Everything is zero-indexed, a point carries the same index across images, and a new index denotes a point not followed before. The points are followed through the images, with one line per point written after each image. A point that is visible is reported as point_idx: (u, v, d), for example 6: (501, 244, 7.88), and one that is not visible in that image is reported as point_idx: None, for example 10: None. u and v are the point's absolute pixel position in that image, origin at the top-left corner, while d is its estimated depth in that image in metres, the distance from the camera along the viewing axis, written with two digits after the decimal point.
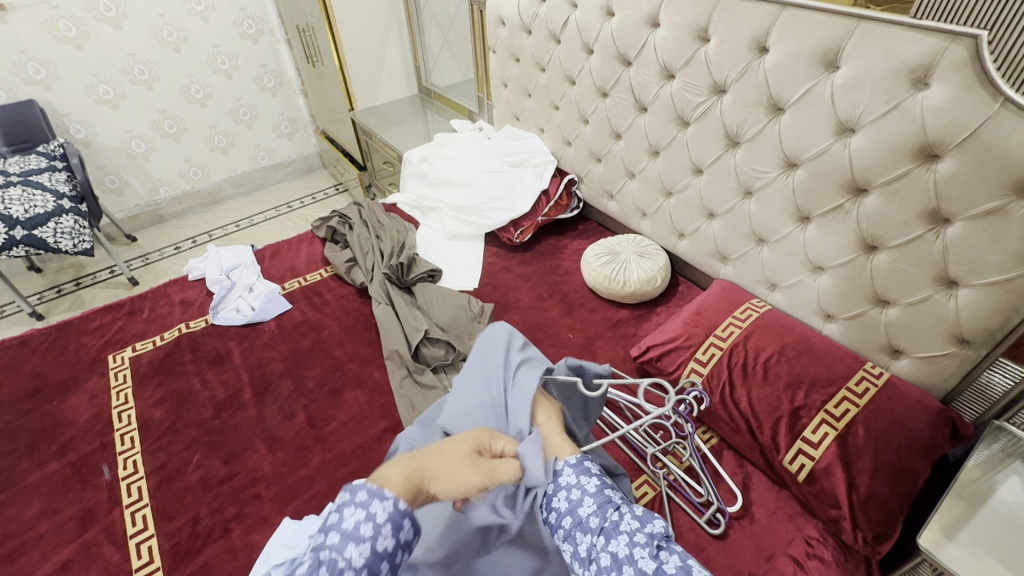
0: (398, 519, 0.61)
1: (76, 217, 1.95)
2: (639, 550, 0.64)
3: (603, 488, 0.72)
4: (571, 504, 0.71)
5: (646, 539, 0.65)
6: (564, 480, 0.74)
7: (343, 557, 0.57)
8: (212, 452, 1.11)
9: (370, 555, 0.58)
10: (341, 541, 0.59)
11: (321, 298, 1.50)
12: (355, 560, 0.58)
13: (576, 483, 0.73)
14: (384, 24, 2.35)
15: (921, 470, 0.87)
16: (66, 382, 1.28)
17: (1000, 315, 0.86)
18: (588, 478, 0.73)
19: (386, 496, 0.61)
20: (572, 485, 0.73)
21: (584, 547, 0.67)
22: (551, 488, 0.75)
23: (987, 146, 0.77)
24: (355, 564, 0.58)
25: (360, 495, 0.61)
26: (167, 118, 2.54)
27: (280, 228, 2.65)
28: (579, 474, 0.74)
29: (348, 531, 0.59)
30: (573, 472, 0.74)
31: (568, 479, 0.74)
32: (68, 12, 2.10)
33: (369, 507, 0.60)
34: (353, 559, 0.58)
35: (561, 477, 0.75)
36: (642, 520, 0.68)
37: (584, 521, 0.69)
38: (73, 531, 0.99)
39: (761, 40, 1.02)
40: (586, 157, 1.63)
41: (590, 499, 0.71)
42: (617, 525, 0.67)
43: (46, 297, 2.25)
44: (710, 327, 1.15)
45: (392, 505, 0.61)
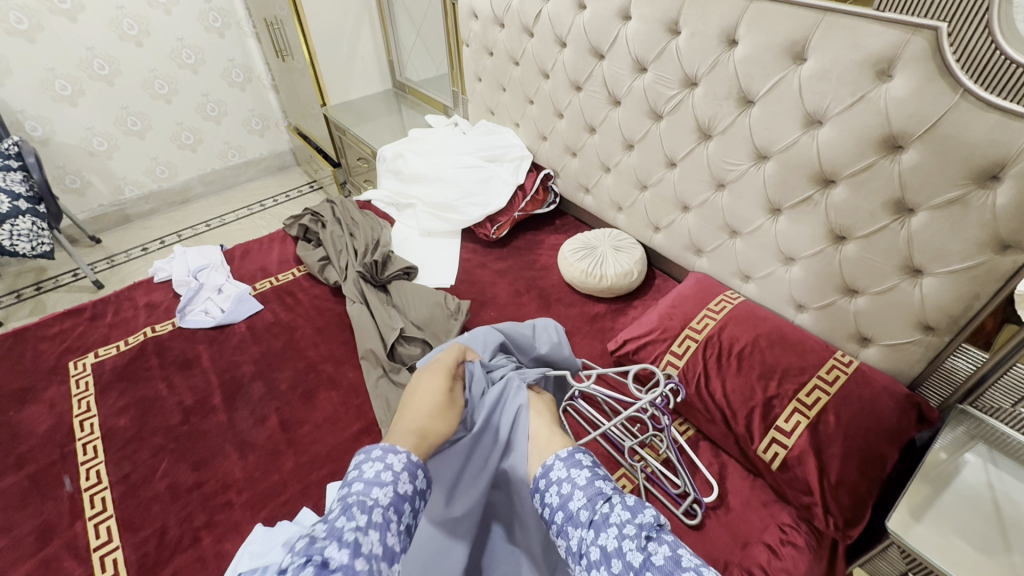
0: (412, 469, 0.70)
1: (34, 219, 1.87)
2: (628, 543, 0.61)
3: (594, 480, 0.70)
4: (562, 499, 0.70)
5: (636, 530, 0.63)
6: (555, 475, 0.73)
7: (370, 497, 0.64)
8: (180, 459, 1.08)
9: (395, 496, 0.66)
10: (365, 487, 0.65)
11: (294, 298, 1.47)
12: (382, 499, 0.64)
13: (567, 477, 0.72)
14: (355, 17, 2.30)
15: (889, 454, 0.89)
16: (24, 392, 1.23)
17: (962, 303, 0.88)
18: (579, 472, 0.72)
19: (399, 450, 0.71)
20: (563, 479, 0.72)
21: (575, 542, 0.65)
22: (543, 484, 0.73)
23: (947, 138, 0.79)
24: (382, 503, 0.64)
25: (375, 453, 0.70)
26: (130, 114, 2.45)
27: (252, 226, 2.59)
28: (570, 467, 0.73)
29: (370, 478, 0.66)
30: (563, 466, 0.74)
31: (559, 474, 0.73)
32: (19, 4, 2.01)
33: (386, 458, 0.69)
34: (380, 498, 0.64)
35: (552, 472, 0.74)
36: (633, 509, 0.66)
37: (574, 515, 0.67)
38: (32, 547, 0.95)
39: (730, 32, 1.02)
40: (561, 152, 1.62)
41: (580, 492, 0.69)
42: (608, 516, 0.65)
43: (4, 302, 2.16)
44: (686, 319, 1.16)
45: (405, 457, 0.71)
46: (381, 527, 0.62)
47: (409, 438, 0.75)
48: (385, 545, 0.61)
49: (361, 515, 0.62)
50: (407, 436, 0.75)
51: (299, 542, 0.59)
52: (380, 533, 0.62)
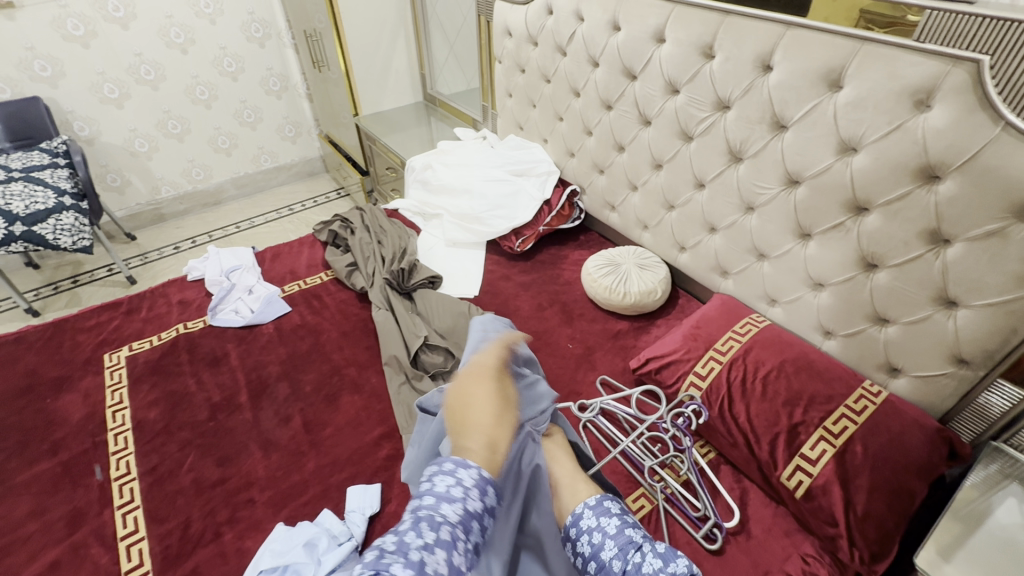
0: (481, 486, 0.73)
1: (77, 215, 1.94)
2: None
3: (624, 529, 0.76)
4: (594, 548, 0.76)
5: None
6: (585, 523, 0.80)
7: (439, 513, 0.66)
8: (206, 455, 1.10)
9: (463, 513, 0.68)
10: (435, 501, 0.68)
11: (321, 301, 1.50)
12: (450, 515, 0.67)
13: (597, 526, 0.78)
14: (391, 32, 2.37)
15: (918, 489, 0.86)
16: (61, 380, 1.27)
17: (999, 337, 0.86)
18: (609, 520, 0.78)
19: (469, 466, 0.74)
20: (593, 528, 0.78)
21: None
22: (574, 532, 0.79)
23: (986, 170, 0.78)
24: (451, 520, 0.66)
25: (448, 467, 0.74)
26: (171, 118, 2.54)
27: (280, 230, 2.65)
28: (599, 515, 0.80)
29: (441, 493, 0.69)
30: (593, 515, 0.80)
31: (590, 523, 0.79)
32: (77, 11, 2.11)
33: (456, 473, 0.72)
34: (449, 515, 0.67)
35: (583, 520, 0.80)
36: (664, 558, 0.72)
37: (607, 564, 0.73)
38: (62, 532, 0.97)
39: (765, 58, 1.03)
40: (588, 169, 1.64)
41: (611, 540, 0.75)
42: (640, 564, 0.71)
43: (43, 293, 2.24)
44: (710, 341, 1.15)
45: (475, 473, 0.74)
46: (449, 544, 0.64)
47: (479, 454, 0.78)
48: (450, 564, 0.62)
49: (429, 531, 0.64)
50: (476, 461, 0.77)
51: (369, 553, 0.61)
52: (445, 551, 0.63)
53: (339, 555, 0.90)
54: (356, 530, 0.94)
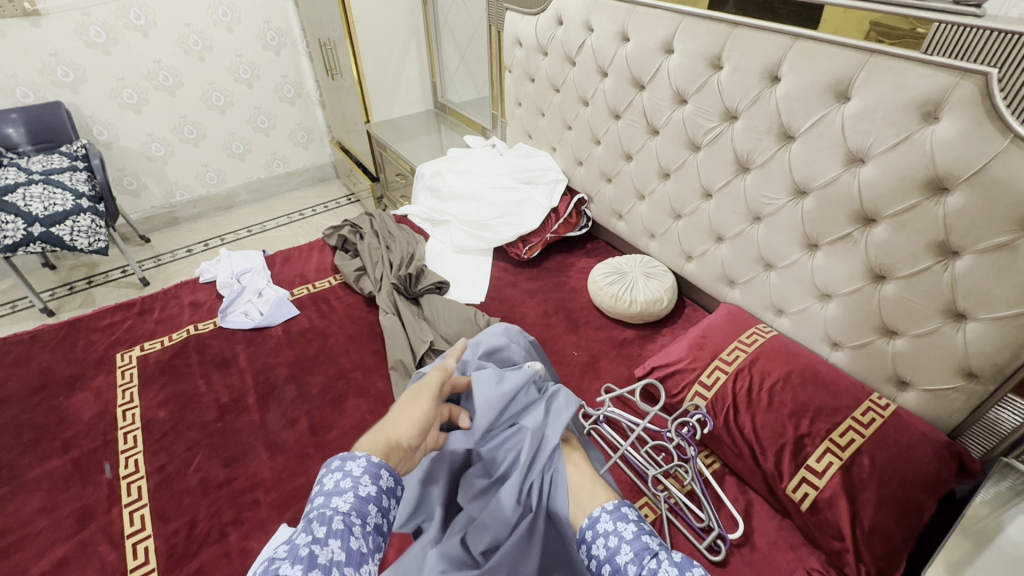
0: (374, 470, 0.67)
1: (93, 217, 1.98)
2: None
3: (640, 534, 0.71)
4: (609, 551, 0.71)
5: None
6: (602, 527, 0.75)
7: (329, 508, 0.62)
8: (213, 455, 1.12)
9: (356, 500, 0.64)
10: (325, 498, 0.64)
11: (329, 305, 1.52)
12: (342, 506, 0.63)
13: (613, 530, 0.73)
14: (403, 41, 2.41)
15: (927, 504, 0.85)
16: (73, 379, 1.30)
17: (1008, 352, 0.85)
18: (625, 525, 0.74)
19: (358, 455, 0.68)
20: (609, 532, 0.74)
21: None
22: (589, 535, 0.75)
23: (995, 182, 0.78)
24: (342, 510, 0.62)
25: (334, 462, 0.68)
26: (187, 123, 2.59)
27: (291, 234, 2.69)
28: (616, 520, 0.75)
29: (329, 489, 0.65)
30: (610, 518, 0.75)
31: (605, 526, 0.74)
32: (99, 19, 2.17)
33: (344, 466, 0.67)
34: (340, 506, 0.63)
35: (599, 523, 0.76)
36: (680, 565, 0.66)
37: (621, 568, 0.68)
38: (71, 528, 0.99)
39: (773, 69, 1.03)
40: (596, 177, 1.65)
41: (627, 545, 0.70)
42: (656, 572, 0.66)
43: (58, 294, 2.29)
44: (716, 350, 1.15)
45: (365, 460, 0.68)
46: (343, 534, 0.60)
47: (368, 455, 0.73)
48: (349, 550, 0.59)
49: (320, 527, 0.59)
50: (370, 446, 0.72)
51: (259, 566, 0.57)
52: (341, 539, 0.59)
53: None
54: None
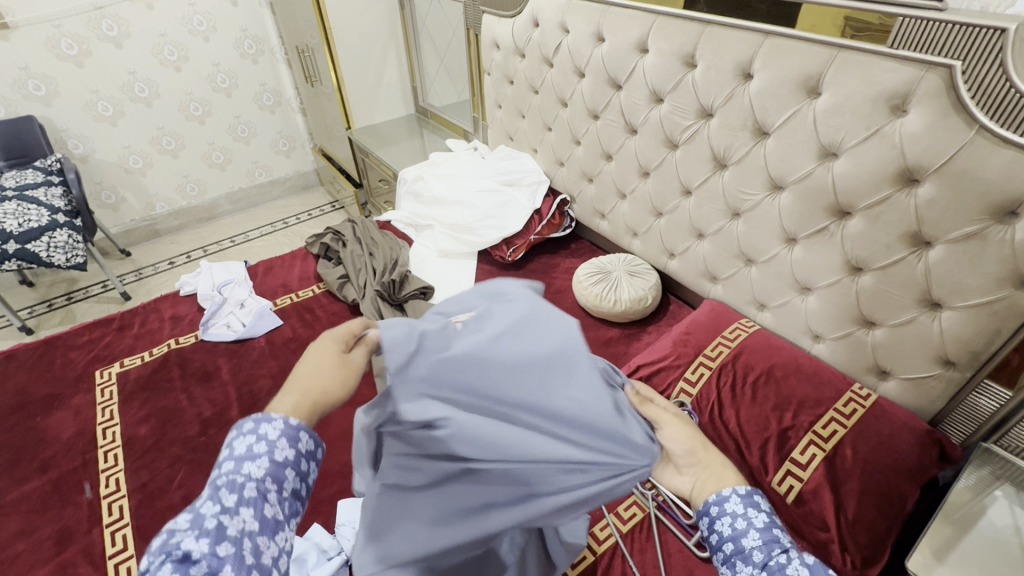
0: (293, 434, 0.57)
1: (70, 232, 1.94)
2: None
3: (772, 525, 0.62)
4: (734, 532, 0.63)
5: None
6: (730, 508, 0.65)
7: (241, 475, 0.52)
8: (196, 470, 1.10)
9: (271, 466, 0.54)
10: (236, 465, 0.53)
11: (312, 314, 1.50)
12: (255, 474, 0.53)
13: (742, 514, 0.63)
14: (383, 46, 2.40)
15: (909, 492, 0.86)
16: (51, 398, 1.27)
17: (984, 337, 0.86)
18: (757, 511, 0.63)
19: (274, 418, 0.57)
20: (737, 514, 0.64)
21: None
22: (713, 511, 0.66)
23: (962, 173, 0.79)
24: (256, 477, 0.53)
25: (246, 425, 0.57)
26: (165, 134, 2.56)
27: (275, 243, 2.67)
28: (747, 505, 0.64)
29: (240, 455, 0.54)
30: (740, 502, 0.64)
31: (734, 508, 0.64)
32: (71, 31, 2.14)
33: (258, 430, 0.56)
34: (253, 473, 0.53)
35: (726, 503, 0.66)
36: (813, 568, 0.57)
37: (746, 552, 0.61)
38: (50, 551, 0.97)
39: (745, 67, 1.04)
40: (578, 178, 1.65)
41: (755, 532, 0.61)
42: (785, 567, 0.57)
43: (37, 311, 2.24)
44: (699, 347, 1.16)
45: (282, 423, 0.57)
46: (257, 503, 0.51)
47: (293, 398, 0.61)
48: (263, 519, 0.51)
49: (229, 496, 0.50)
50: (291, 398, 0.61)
51: (153, 541, 0.48)
52: (254, 509, 0.51)
53: (331, 569, 0.90)
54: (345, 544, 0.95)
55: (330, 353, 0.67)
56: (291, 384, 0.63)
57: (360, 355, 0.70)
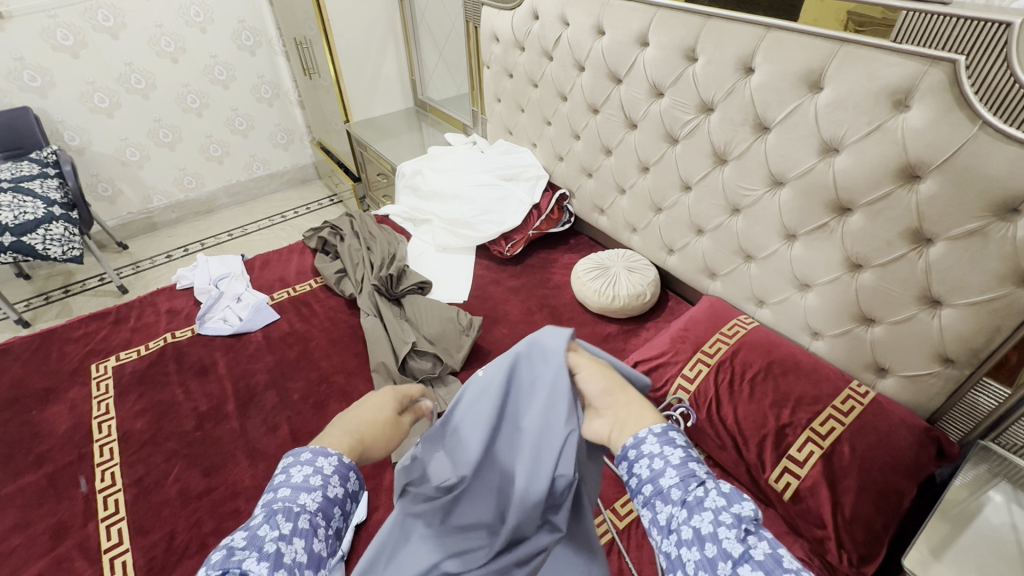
0: (344, 472, 0.60)
1: (67, 225, 1.93)
2: (723, 529, 0.50)
3: (689, 460, 0.57)
4: (653, 473, 0.57)
5: (734, 520, 0.51)
6: (647, 449, 0.59)
7: (297, 504, 0.55)
8: (192, 464, 1.10)
9: (324, 500, 0.57)
10: (291, 493, 0.56)
11: (310, 308, 1.50)
12: (310, 505, 0.56)
13: (660, 453, 0.58)
14: (381, 38, 2.38)
15: (907, 489, 0.86)
16: (47, 392, 1.26)
17: (983, 335, 0.86)
18: (673, 448, 0.58)
19: (330, 453, 0.61)
20: (654, 454, 0.58)
21: (664, 519, 0.55)
22: (630, 455, 0.60)
23: (964, 169, 0.79)
24: (310, 509, 0.56)
25: (303, 455, 0.60)
26: (162, 126, 2.54)
27: (273, 237, 2.65)
28: (664, 444, 0.59)
29: (297, 484, 0.57)
30: (657, 442, 0.59)
31: (651, 449, 0.59)
32: (66, 22, 2.12)
33: (315, 462, 0.59)
34: (307, 504, 0.55)
35: (643, 445, 0.60)
36: (730, 497, 0.54)
37: (665, 492, 0.56)
38: (45, 545, 0.96)
39: (747, 60, 1.03)
40: (577, 172, 1.64)
41: (673, 470, 0.57)
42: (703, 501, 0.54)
43: (33, 304, 2.23)
44: (698, 343, 1.15)
45: (337, 459, 0.61)
46: (308, 534, 0.54)
47: (344, 438, 0.65)
48: (312, 552, 0.53)
49: (286, 523, 0.53)
50: (343, 436, 0.65)
51: (210, 556, 0.49)
52: (306, 539, 0.53)
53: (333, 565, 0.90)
54: (344, 540, 0.96)
55: (384, 411, 0.69)
56: (337, 424, 0.67)
57: (408, 419, 0.72)
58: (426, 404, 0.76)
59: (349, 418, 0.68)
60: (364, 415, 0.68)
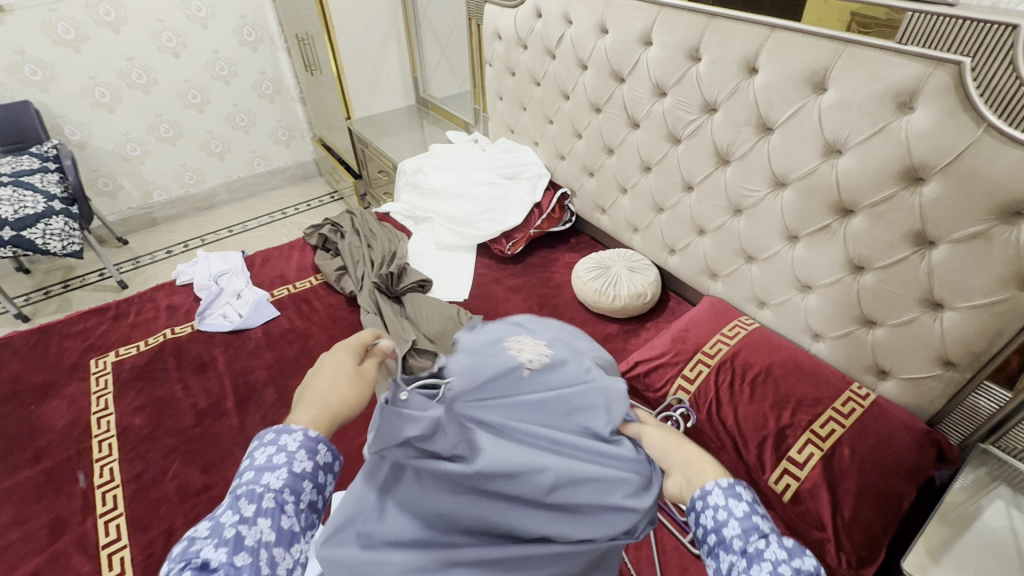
0: (312, 445, 0.58)
1: (67, 219, 1.93)
2: None
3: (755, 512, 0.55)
4: (715, 522, 0.56)
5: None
6: (711, 498, 0.58)
7: (260, 484, 0.53)
8: (191, 461, 1.09)
9: (289, 476, 0.54)
10: (255, 475, 0.54)
11: (310, 305, 1.50)
12: (274, 483, 0.53)
13: (723, 501, 0.57)
14: (383, 35, 2.37)
15: (906, 492, 0.86)
16: (45, 387, 1.26)
17: (985, 338, 0.86)
18: (739, 500, 0.57)
19: (294, 429, 0.59)
20: (717, 503, 0.57)
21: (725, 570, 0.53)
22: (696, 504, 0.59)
23: (968, 172, 0.78)
24: (274, 487, 0.53)
25: (267, 436, 0.58)
26: (163, 122, 2.54)
27: (273, 233, 2.65)
28: (729, 494, 0.58)
29: (260, 465, 0.55)
30: (723, 491, 0.58)
31: (715, 497, 0.58)
32: (67, 16, 2.11)
33: (278, 440, 0.57)
34: (271, 483, 0.53)
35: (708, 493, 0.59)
36: (793, 551, 0.51)
37: (726, 541, 0.54)
38: (43, 541, 0.96)
39: (751, 61, 1.03)
40: (579, 172, 1.64)
41: (736, 519, 0.55)
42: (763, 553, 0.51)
43: (33, 299, 2.23)
44: (698, 343, 1.15)
45: (302, 435, 0.58)
46: (274, 512, 0.51)
47: (309, 412, 0.62)
48: (280, 530, 0.50)
49: (248, 505, 0.51)
50: (307, 411, 0.63)
51: (174, 549, 0.47)
52: (272, 517, 0.50)
53: None
54: None
55: (345, 367, 0.69)
56: (301, 400, 0.65)
57: (370, 367, 0.71)
58: (385, 346, 0.75)
59: (311, 387, 0.67)
60: (327, 378, 0.67)
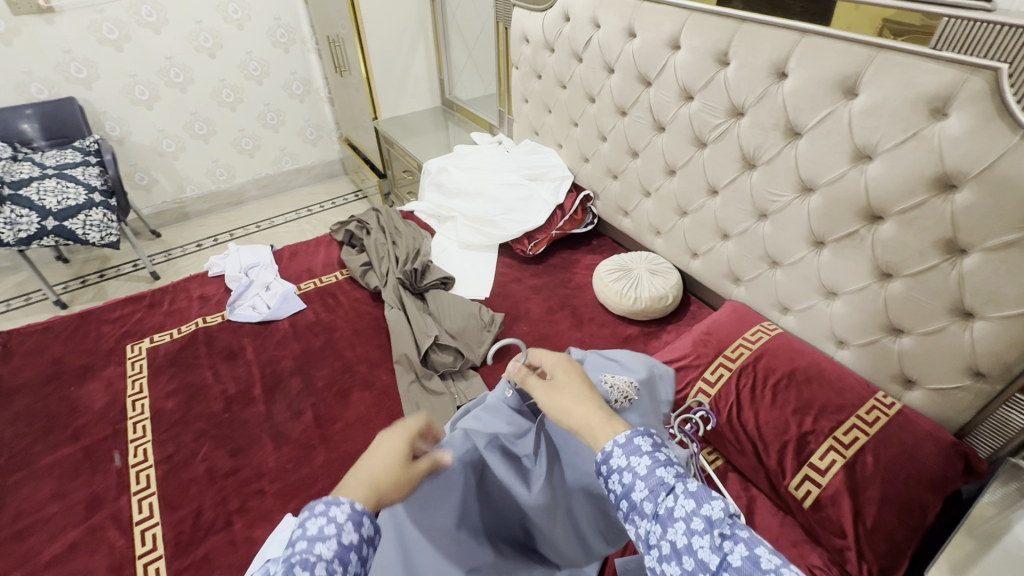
0: (358, 517, 0.57)
1: (105, 211, 2.01)
2: (698, 539, 0.52)
3: (655, 467, 0.58)
4: (625, 488, 0.59)
5: (705, 525, 0.53)
6: (615, 462, 0.61)
7: (312, 554, 0.52)
8: (220, 445, 1.13)
9: (338, 548, 0.54)
10: (305, 544, 0.53)
11: (335, 299, 1.53)
12: (325, 554, 0.52)
13: (626, 466, 0.60)
14: (411, 37, 2.41)
15: (931, 504, 0.84)
16: (85, 369, 1.32)
17: (1017, 350, 0.84)
18: (639, 458, 0.60)
19: (341, 501, 0.57)
20: (622, 467, 0.60)
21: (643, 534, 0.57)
22: (603, 469, 0.62)
23: (1002, 179, 0.77)
24: (325, 558, 0.52)
25: (315, 505, 0.57)
26: (197, 119, 2.62)
27: (299, 230, 2.71)
28: (629, 454, 0.60)
29: (310, 535, 0.54)
30: (623, 453, 0.60)
31: (618, 461, 0.60)
32: (112, 16, 2.20)
33: (326, 509, 0.56)
34: (322, 554, 0.52)
35: (611, 458, 0.61)
36: (698, 498, 0.55)
37: (638, 506, 0.58)
38: (81, 515, 1.01)
39: (780, 65, 1.03)
40: (603, 174, 1.65)
41: (641, 482, 0.58)
42: (673, 512, 0.55)
43: (71, 287, 2.32)
44: (720, 347, 1.15)
45: (348, 507, 0.57)
46: None
47: (361, 490, 0.61)
48: None
49: None
50: (358, 487, 0.61)
51: None
52: None
53: None
54: None
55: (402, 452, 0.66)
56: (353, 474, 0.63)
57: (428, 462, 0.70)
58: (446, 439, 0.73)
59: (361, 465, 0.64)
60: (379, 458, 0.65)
